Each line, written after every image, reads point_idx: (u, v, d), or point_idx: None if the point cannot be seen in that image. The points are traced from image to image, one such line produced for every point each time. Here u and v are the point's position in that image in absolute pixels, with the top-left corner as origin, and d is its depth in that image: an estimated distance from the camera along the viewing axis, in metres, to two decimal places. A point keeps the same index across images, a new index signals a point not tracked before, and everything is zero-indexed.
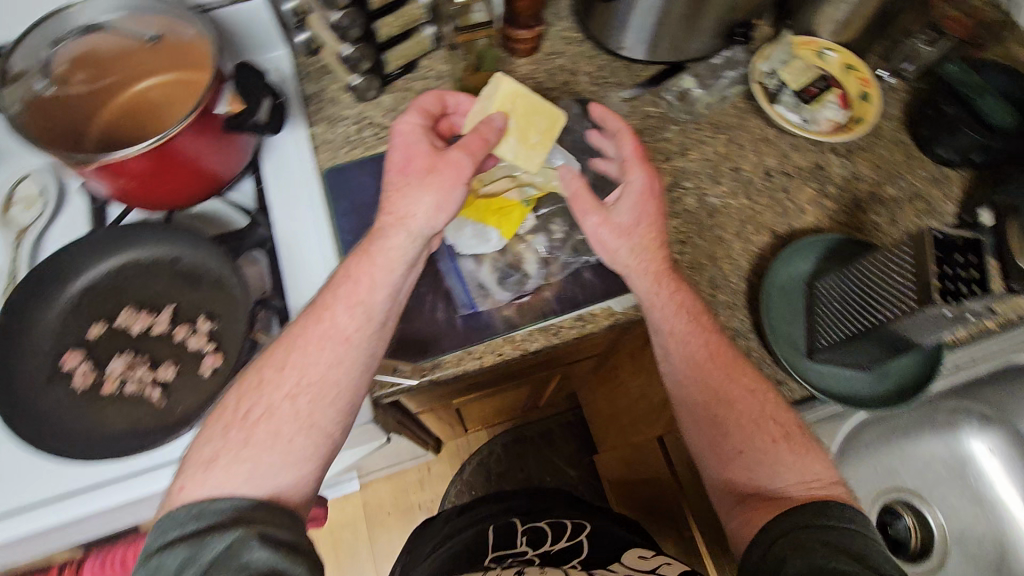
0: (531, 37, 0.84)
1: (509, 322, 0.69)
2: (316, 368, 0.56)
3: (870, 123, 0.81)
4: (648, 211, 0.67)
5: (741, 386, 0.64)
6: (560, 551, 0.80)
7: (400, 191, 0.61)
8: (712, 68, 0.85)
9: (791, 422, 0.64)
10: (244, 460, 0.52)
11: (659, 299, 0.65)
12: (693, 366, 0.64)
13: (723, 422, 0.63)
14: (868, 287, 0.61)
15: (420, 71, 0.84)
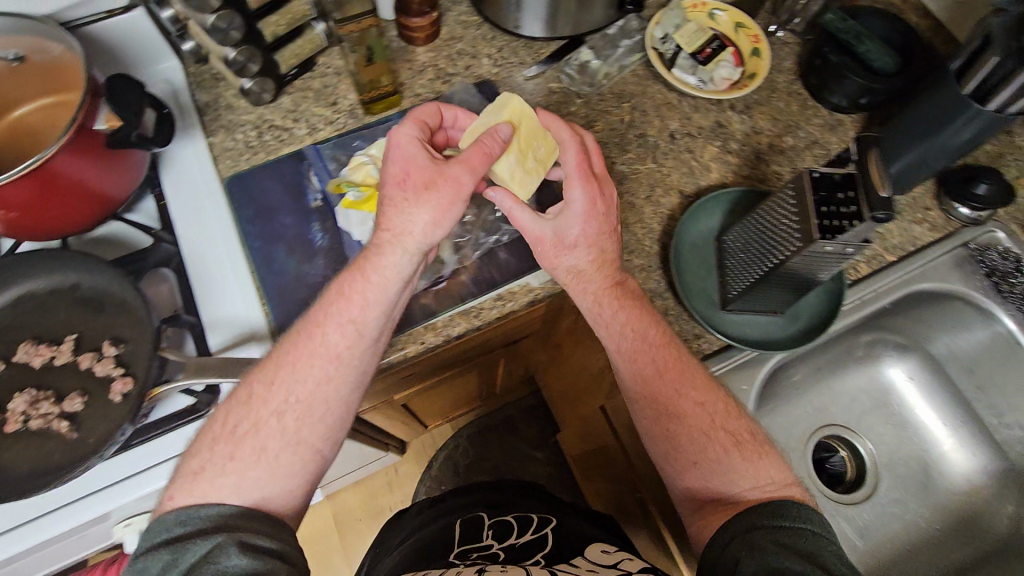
0: (427, 24, 0.84)
1: (427, 309, 0.69)
2: (307, 386, 0.57)
3: (763, 77, 0.83)
4: (594, 227, 0.65)
5: (692, 392, 0.64)
6: (526, 543, 0.79)
7: (389, 210, 0.60)
8: (609, 38, 0.86)
9: (741, 425, 0.64)
10: (229, 473, 0.53)
11: (610, 296, 0.66)
12: (658, 356, 0.65)
13: (674, 433, 0.64)
14: (768, 232, 0.64)
15: (318, 69, 0.83)
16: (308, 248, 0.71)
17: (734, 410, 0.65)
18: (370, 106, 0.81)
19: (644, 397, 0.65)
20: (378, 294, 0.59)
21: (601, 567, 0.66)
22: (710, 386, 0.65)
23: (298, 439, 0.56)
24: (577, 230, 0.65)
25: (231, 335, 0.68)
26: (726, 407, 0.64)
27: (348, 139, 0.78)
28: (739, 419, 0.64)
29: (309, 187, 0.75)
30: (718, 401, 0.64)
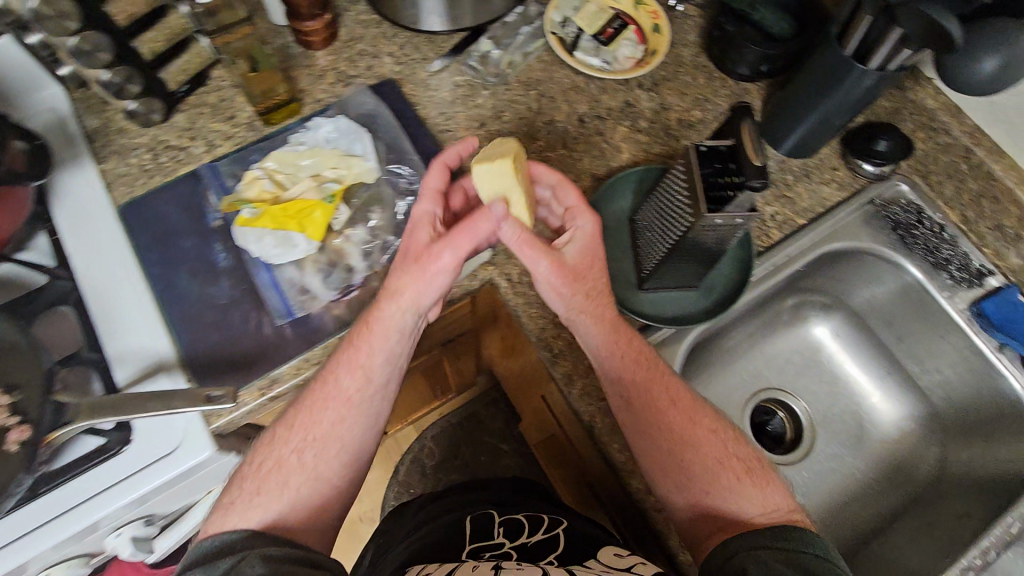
0: (321, 27, 0.81)
1: (339, 320, 0.68)
2: (322, 427, 0.61)
3: (663, 53, 0.83)
4: (597, 257, 0.66)
5: (702, 420, 0.64)
6: (539, 543, 0.73)
7: (403, 270, 0.61)
8: (509, 27, 0.85)
9: (747, 453, 0.64)
10: (256, 506, 0.58)
11: (619, 328, 0.65)
12: (670, 386, 0.65)
13: (687, 462, 0.62)
14: (669, 210, 0.65)
15: (211, 82, 0.80)
16: (211, 269, 0.70)
17: (740, 439, 0.65)
18: (267, 116, 0.77)
19: (657, 427, 0.63)
20: (385, 342, 0.62)
21: (614, 569, 0.61)
22: (714, 418, 0.65)
23: (319, 475, 0.60)
24: (581, 261, 0.65)
25: (137, 368, 0.65)
26: (731, 434, 0.65)
27: (247, 153, 0.76)
28: (745, 446, 0.64)
29: (208, 207, 0.73)
30: (723, 428, 0.65)
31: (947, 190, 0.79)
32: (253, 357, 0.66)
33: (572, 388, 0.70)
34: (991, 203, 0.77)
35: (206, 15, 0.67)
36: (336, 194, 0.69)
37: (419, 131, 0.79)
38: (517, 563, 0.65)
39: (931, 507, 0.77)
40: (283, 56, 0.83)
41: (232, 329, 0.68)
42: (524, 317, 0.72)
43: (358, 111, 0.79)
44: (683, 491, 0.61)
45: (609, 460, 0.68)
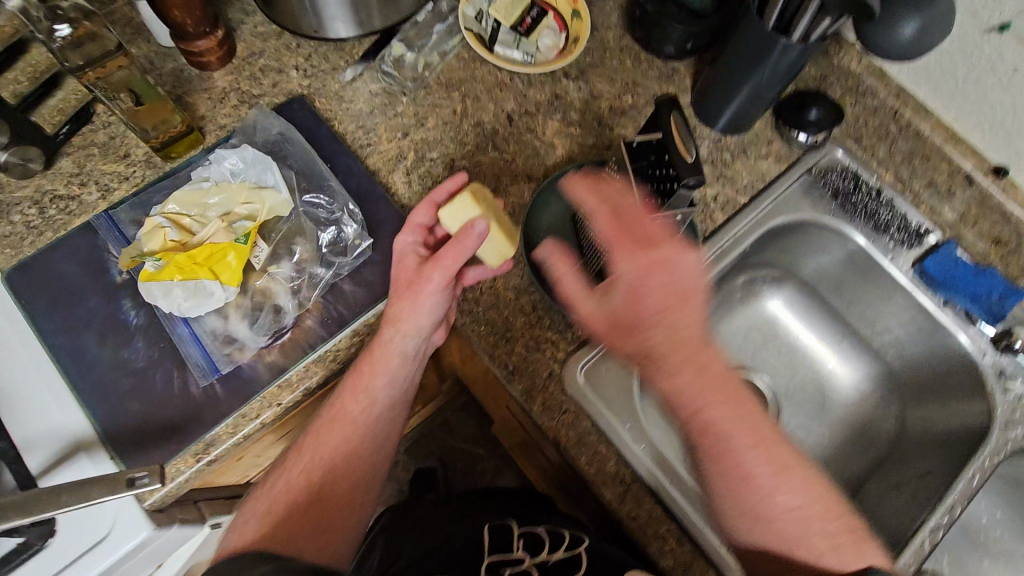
0: (214, 45, 0.73)
1: (274, 367, 0.63)
2: (330, 447, 0.62)
3: (586, 40, 0.78)
4: (656, 291, 0.51)
5: (787, 489, 0.52)
6: (558, 566, 0.70)
7: (398, 296, 0.61)
8: (421, 26, 0.80)
9: (841, 526, 0.52)
10: (267, 526, 0.58)
11: (696, 389, 0.51)
12: (759, 447, 0.52)
13: (757, 533, 0.52)
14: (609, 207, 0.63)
15: (97, 119, 0.72)
16: (122, 331, 0.64)
17: (833, 506, 0.53)
18: (165, 152, 0.70)
19: (727, 497, 0.52)
20: (387, 367, 0.62)
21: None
22: (806, 485, 0.52)
23: (333, 496, 0.61)
24: (627, 307, 0.52)
25: (52, 452, 0.59)
26: (826, 502, 0.53)
27: (148, 194, 0.68)
28: (837, 517, 0.52)
29: (110, 261, 0.66)
30: (812, 492, 0.53)
31: (880, 152, 0.79)
32: (184, 421, 0.61)
33: (534, 404, 0.67)
34: (923, 161, 0.77)
35: (70, 48, 0.60)
36: (251, 233, 0.62)
37: (337, 150, 0.74)
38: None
39: (898, 467, 0.78)
40: (177, 81, 0.75)
41: (155, 393, 0.62)
42: (474, 337, 0.69)
43: (265, 136, 0.72)
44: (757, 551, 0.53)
45: (580, 474, 0.66)
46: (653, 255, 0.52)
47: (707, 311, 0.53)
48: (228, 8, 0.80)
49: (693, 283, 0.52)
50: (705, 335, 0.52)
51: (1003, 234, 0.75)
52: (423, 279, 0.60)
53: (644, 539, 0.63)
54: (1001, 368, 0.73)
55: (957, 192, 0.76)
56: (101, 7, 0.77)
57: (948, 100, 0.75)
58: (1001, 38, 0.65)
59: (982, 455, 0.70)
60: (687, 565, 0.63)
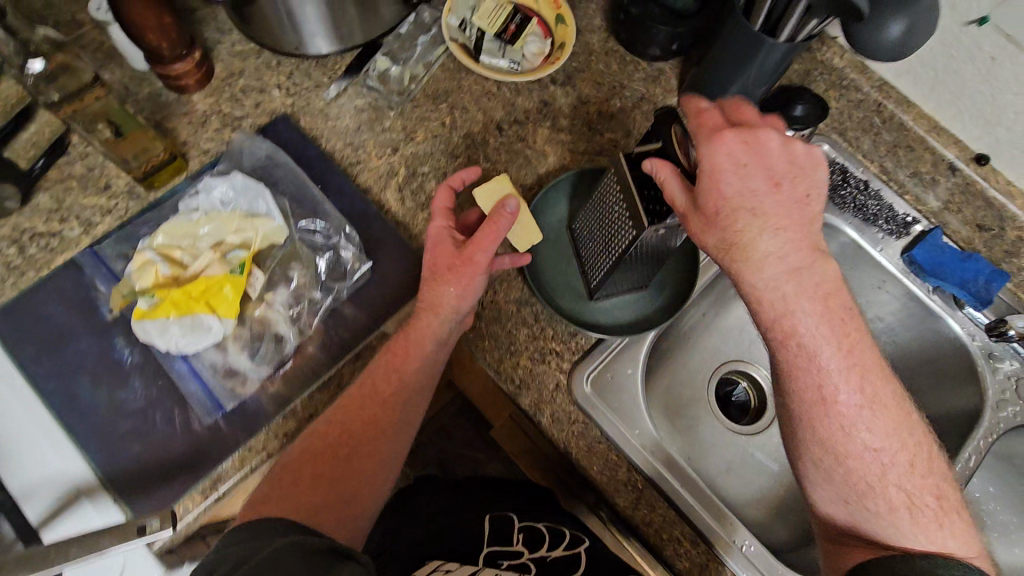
0: (192, 68, 0.71)
1: (277, 398, 0.62)
2: (359, 420, 0.59)
3: (572, 44, 0.78)
4: (754, 175, 0.50)
5: (872, 427, 0.49)
6: (558, 561, 0.71)
7: (440, 277, 0.60)
8: (404, 38, 0.78)
9: (927, 487, 0.49)
10: (285, 491, 0.54)
11: (790, 296, 0.49)
12: (857, 378, 0.49)
13: (829, 468, 0.50)
14: (602, 219, 0.63)
15: (74, 150, 0.70)
16: (117, 371, 0.62)
17: (926, 465, 0.49)
18: (148, 181, 0.68)
19: (802, 429, 0.50)
20: (421, 352, 0.61)
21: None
22: (900, 431, 0.49)
23: (354, 469, 0.58)
24: (717, 198, 0.50)
25: (52, 498, 0.58)
26: (916, 458, 0.49)
27: (133, 227, 0.66)
28: (925, 477, 0.49)
29: (99, 298, 0.64)
30: (902, 440, 0.49)
31: (864, 143, 0.80)
32: (189, 459, 0.59)
33: (542, 416, 0.67)
34: (907, 152, 0.78)
35: (46, 82, 0.59)
36: (246, 263, 0.61)
37: (327, 171, 0.72)
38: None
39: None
40: (155, 106, 0.73)
41: (156, 433, 0.60)
42: (479, 353, 0.69)
43: (252, 160, 0.70)
44: (830, 501, 0.51)
45: (592, 482, 0.66)
46: (743, 143, 0.50)
47: (799, 213, 0.51)
48: (204, 27, 0.78)
49: (786, 172, 0.51)
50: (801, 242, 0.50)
51: (987, 219, 0.76)
52: (470, 260, 0.60)
53: (659, 544, 0.64)
54: (989, 351, 0.74)
55: (941, 180, 0.78)
56: (69, 32, 0.75)
57: (930, 92, 0.76)
58: (979, 31, 0.67)
59: (977, 436, 0.72)
60: (702, 565, 0.64)
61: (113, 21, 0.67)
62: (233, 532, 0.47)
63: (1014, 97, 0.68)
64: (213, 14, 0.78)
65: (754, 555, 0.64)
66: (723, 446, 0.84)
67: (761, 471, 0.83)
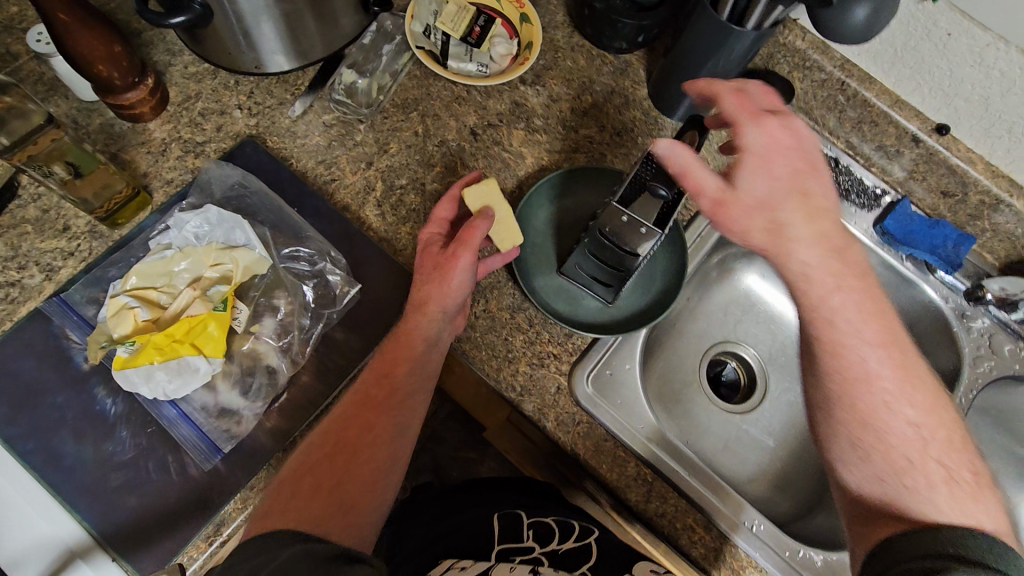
0: (146, 95, 0.68)
1: (277, 433, 0.60)
2: (356, 428, 0.57)
3: (539, 44, 0.77)
4: (792, 154, 0.55)
5: (906, 399, 0.51)
6: (568, 552, 0.67)
7: (425, 279, 0.61)
8: (367, 49, 0.76)
9: (964, 461, 0.51)
10: (289, 510, 0.51)
11: (818, 278, 0.53)
12: (896, 353, 0.53)
13: (868, 447, 0.52)
14: (598, 247, 0.64)
15: (25, 190, 0.66)
16: (100, 424, 0.59)
17: (952, 444, 0.51)
18: (111, 220, 0.65)
19: (839, 406, 0.53)
20: (411, 353, 0.60)
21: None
22: (935, 408, 0.52)
23: (355, 474, 0.55)
24: (757, 179, 0.54)
25: (41, 568, 0.53)
26: (951, 434, 0.51)
27: (101, 269, 0.62)
28: (963, 453, 0.51)
29: (73, 348, 0.60)
30: (938, 417, 0.52)
31: (829, 121, 0.83)
32: (188, 506, 0.57)
33: (546, 420, 0.67)
34: (871, 127, 0.81)
35: None
36: (228, 298, 0.58)
37: (301, 193, 0.70)
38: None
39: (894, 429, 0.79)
40: (108, 138, 0.69)
41: (150, 483, 0.57)
42: (477, 364, 0.68)
43: (222, 188, 0.67)
44: (866, 479, 0.52)
45: (603, 481, 0.66)
46: (783, 126, 0.56)
47: (829, 192, 0.55)
48: (151, 50, 0.74)
49: (819, 162, 0.56)
50: (842, 225, 0.55)
51: (950, 186, 0.79)
52: (454, 257, 0.60)
53: (674, 535, 0.65)
54: (962, 311, 0.77)
55: (905, 152, 0.80)
56: (4, 65, 0.70)
57: (890, 68, 0.78)
58: (936, 7, 0.69)
59: (960, 393, 0.74)
60: (718, 551, 0.65)
61: (56, 52, 0.63)
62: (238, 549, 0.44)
63: (970, 69, 0.71)
64: (161, 35, 0.75)
65: (764, 535, 0.65)
66: (719, 428, 0.85)
67: (758, 448, 0.84)
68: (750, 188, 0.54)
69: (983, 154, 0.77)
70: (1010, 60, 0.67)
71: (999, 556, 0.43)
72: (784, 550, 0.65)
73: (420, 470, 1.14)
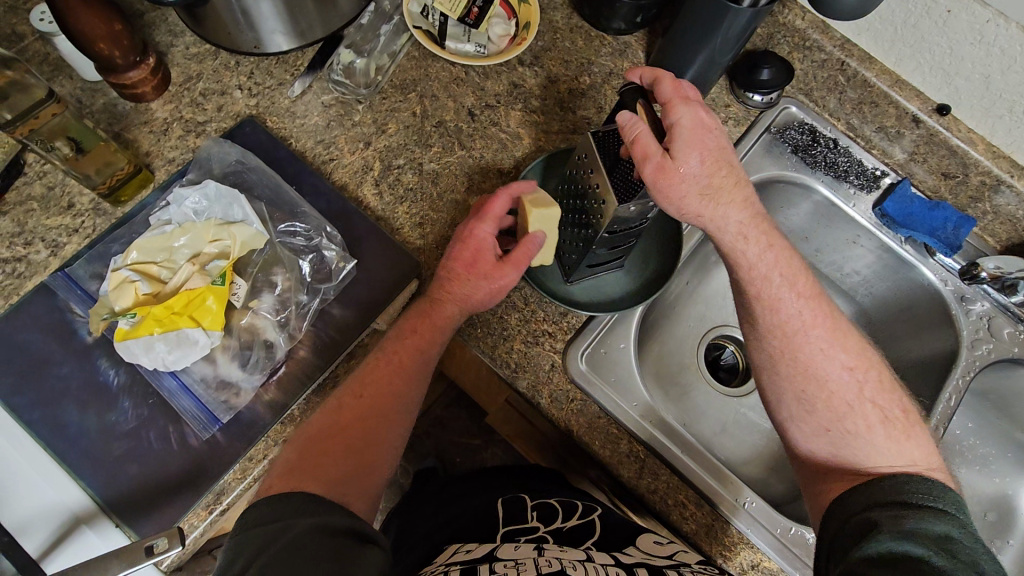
0: (147, 75, 0.69)
1: (275, 405, 0.61)
2: (366, 398, 0.57)
3: (536, 24, 0.77)
4: (716, 144, 0.57)
5: (841, 349, 0.58)
6: (574, 527, 0.66)
7: (472, 284, 0.60)
8: (366, 29, 0.77)
9: (895, 401, 0.57)
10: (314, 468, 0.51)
11: (750, 238, 0.59)
12: (819, 306, 0.59)
13: (811, 398, 0.57)
14: (603, 243, 0.61)
15: (31, 168, 0.67)
16: (104, 394, 0.60)
17: (891, 385, 0.58)
18: (114, 196, 0.66)
19: (781, 361, 0.59)
20: (433, 335, 0.60)
21: (658, 557, 0.58)
22: (864, 352, 0.59)
23: (362, 443, 0.55)
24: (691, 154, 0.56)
25: (53, 539, 0.55)
26: (881, 376, 0.58)
27: (104, 244, 0.64)
28: (893, 394, 0.57)
29: (77, 321, 0.62)
30: (869, 362, 0.59)
31: (830, 102, 0.81)
32: (191, 477, 0.58)
33: (541, 397, 0.68)
34: (872, 107, 0.80)
35: None
36: (227, 272, 0.59)
37: (299, 172, 0.71)
38: (557, 548, 0.59)
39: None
40: (112, 117, 0.71)
41: (151, 452, 0.59)
42: (473, 342, 0.68)
43: (222, 166, 0.68)
44: (811, 434, 0.58)
45: (595, 457, 0.67)
46: (711, 118, 0.58)
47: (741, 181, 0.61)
48: (154, 31, 0.75)
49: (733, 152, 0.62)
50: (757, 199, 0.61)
51: (951, 167, 0.78)
52: (506, 275, 0.60)
53: (666, 510, 0.66)
54: (962, 293, 0.77)
55: (905, 133, 0.79)
56: (11, 45, 0.71)
57: (890, 47, 0.78)
58: None
59: (955, 376, 0.73)
60: (713, 527, 0.65)
61: (60, 32, 0.64)
62: (246, 517, 0.44)
63: (971, 47, 0.70)
64: (163, 17, 0.76)
65: (756, 510, 0.65)
66: (717, 408, 0.85)
67: (757, 430, 0.84)
68: (687, 159, 0.56)
69: (984, 134, 0.77)
70: (1010, 37, 0.66)
71: (938, 498, 0.50)
72: (777, 527, 0.65)
73: (423, 455, 1.15)
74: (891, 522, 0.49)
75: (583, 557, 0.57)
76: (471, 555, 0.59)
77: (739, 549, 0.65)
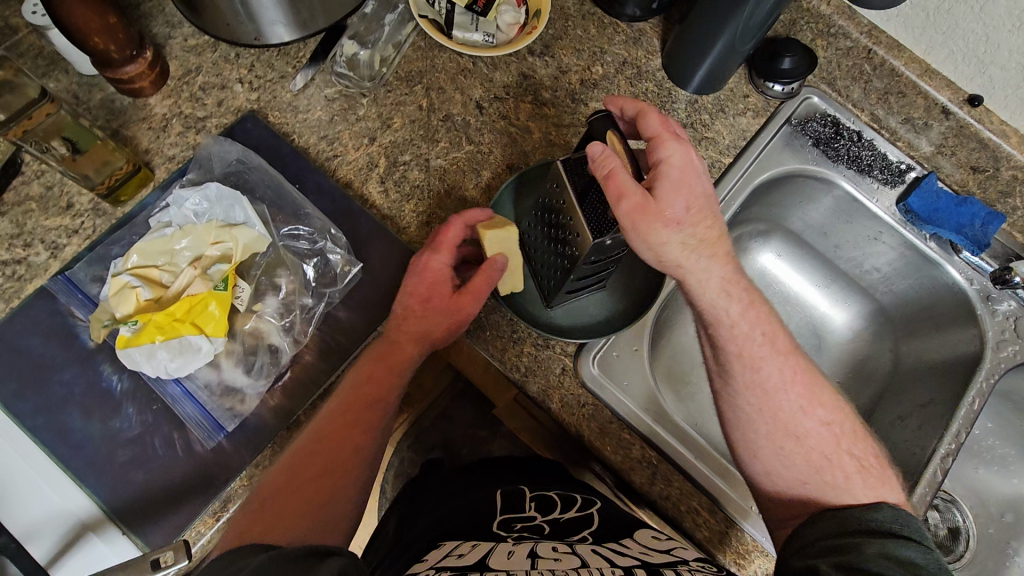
0: (144, 70, 0.67)
1: (280, 411, 0.60)
2: (335, 437, 0.54)
3: (546, 12, 0.73)
4: (702, 188, 0.55)
5: (818, 406, 0.57)
6: (570, 519, 0.65)
7: (430, 315, 0.57)
8: (370, 19, 0.74)
9: (868, 449, 0.56)
10: (285, 509, 0.49)
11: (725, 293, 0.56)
12: (791, 362, 0.58)
13: (791, 452, 0.55)
14: (579, 273, 0.58)
15: (28, 167, 0.66)
16: (107, 400, 0.59)
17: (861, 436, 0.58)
18: (114, 196, 0.64)
19: (760, 415, 0.56)
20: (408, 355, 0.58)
21: (654, 552, 0.57)
22: (836, 403, 0.58)
23: (341, 472, 0.53)
24: (678, 198, 0.53)
25: (58, 543, 0.55)
26: (856, 427, 0.58)
27: (104, 247, 0.62)
28: (863, 443, 0.56)
29: (79, 326, 0.61)
30: (844, 414, 0.58)
31: (854, 93, 0.78)
32: (196, 482, 0.57)
33: (551, 400, 0.66)
34: (898, 98, 0.77)
35: None
36: (229, 276, 0.58)
37: (302, 169, 0.69)
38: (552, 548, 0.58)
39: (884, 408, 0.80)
40: (109, 114, 0.69)
41: (155, 456, 0.58)
42: (482, 344, 0.67)
43: (223, 165, 0.66)
44: (787, 476, 0.55)
45: (605, 461, 0.66)
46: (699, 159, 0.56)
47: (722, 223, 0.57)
48: (151, 22, 0.72)
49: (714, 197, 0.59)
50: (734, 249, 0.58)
51: (981, 161, 0.75)
52: (467, 304, 0.58)
53: (679, 516, 0.64)
54: (988, 293, 0.73)
55: (933, 125, 0.76)
56: (4, 39, 0.69)
57: (920, 34, 0.74)
58: None
59: (979, 378, 0.71)
60: (723, 535, 0.64)
61: (52, 26, 0.62)
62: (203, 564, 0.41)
63: (1009, 34, 0.66)
64: (160, 7, 0.73)
65: None
66: None
67: None
68: (673, 202, 0.53)
69: (1017, 126, 0.73)
70: None
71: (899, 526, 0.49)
72: None
73: (430, 448, 1.14)
74: (861, 547, 0.48)
75: (574, 555, 0.56)
76: (465, 560, 0.57)
77: (753, 557, 0.63)
